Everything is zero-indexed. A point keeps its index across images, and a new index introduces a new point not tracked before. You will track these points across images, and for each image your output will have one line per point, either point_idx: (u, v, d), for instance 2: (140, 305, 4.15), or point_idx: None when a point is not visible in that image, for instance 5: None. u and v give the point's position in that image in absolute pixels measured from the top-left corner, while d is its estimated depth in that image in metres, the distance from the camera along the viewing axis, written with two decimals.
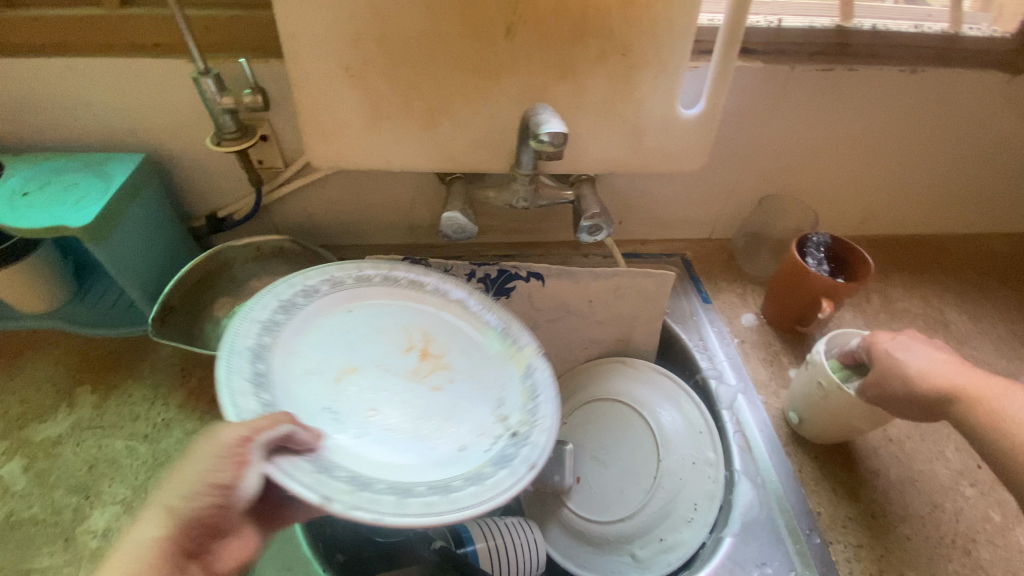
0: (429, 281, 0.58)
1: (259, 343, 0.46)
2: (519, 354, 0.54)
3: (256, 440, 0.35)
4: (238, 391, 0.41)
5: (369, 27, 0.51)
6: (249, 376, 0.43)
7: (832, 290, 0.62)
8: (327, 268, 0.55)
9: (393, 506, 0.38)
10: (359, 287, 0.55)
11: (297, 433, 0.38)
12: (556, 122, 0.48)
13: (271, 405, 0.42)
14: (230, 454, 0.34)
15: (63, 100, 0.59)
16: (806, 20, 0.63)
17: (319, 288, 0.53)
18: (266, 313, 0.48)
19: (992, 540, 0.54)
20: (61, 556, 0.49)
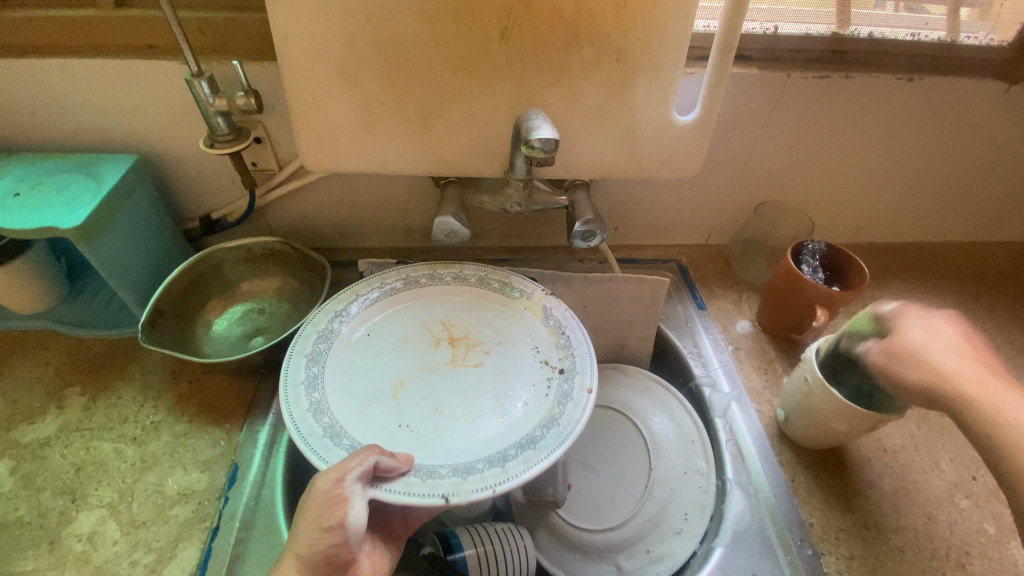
0: (422, 275, 0.62)
1: (309, 400, 0.50)
2: (531, 304, 0.60)
3: (347, 477, 0.40)
4: (325, 450, 0.46)
5: (363, 30, 0.51)
6: (322, 433, 0.48)
7: (827, 298, 0.61)
8: (326, 305, 0.58)
9: (502, 478, 0.45)
10: (366, 308, 0.59)
11: (381, 458, 0.43)
12: (548, 127, 0.48)
13: (357, 445, 0.48)
14: (333, 498, 0.39)
15: (56, 100, 0.59)
16: (802, 28, 0.63)
17: (332, 327, 0.56)
18: (299, 371, 0.52)
19: (987, 553, 0.54)
20: (46, 560, 0.49)
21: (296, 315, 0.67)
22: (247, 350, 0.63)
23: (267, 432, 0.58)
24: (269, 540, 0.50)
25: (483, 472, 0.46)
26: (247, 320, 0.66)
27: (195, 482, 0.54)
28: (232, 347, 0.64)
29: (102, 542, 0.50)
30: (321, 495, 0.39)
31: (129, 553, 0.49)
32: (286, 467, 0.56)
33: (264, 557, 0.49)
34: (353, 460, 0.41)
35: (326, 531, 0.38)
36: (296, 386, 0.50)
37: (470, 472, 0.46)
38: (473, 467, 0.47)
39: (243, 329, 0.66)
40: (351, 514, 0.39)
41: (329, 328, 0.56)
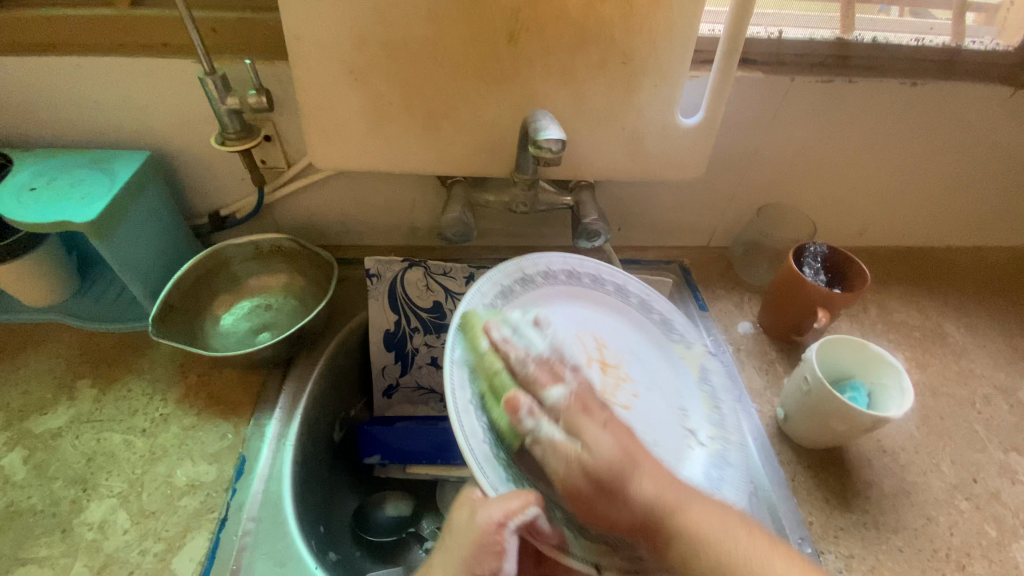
0: (584, 276, 0.60)
1: (475, 391, 0.45)
2: (690, 355, 0.60)
3: (509, 525, 0.38)
4: (487, 463, 0.42)
5: (373, 31, 0.52)
6: (484, 435, 0.43)
7: (828, 299, 0.62)
8: (494, 275, 0.54)
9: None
10: (525, 292, 0.56)
11: (541, 516, 0.39)
12: (554, 128, 0.48)
13: (513, 467, 0.44)
14: (487, 545, 0.38)
15: (71, 97, 0.60)
16: (806, 32, 0.63)
17: (495, 305, 0.53)
18: (466, 347, 0.47)
19: (987, 555, 0.54)
20: (58, 547, 0.50)
21: (303, 312, 0.68)
22: (254, 344, 0.64)
23: (274, 426, 0.59)
24: (276, 533, 0.51)
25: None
26: (254, 317, 0.67)
27: (203, 473, 0.55)
28: (240, 341, 0.65)
29: (113, 531, 0.51)
30: (481, 536, 0.38)
31: (139, 542, 0.50)
32: (293, 459, 0.57)
33: (272, 547, 0.50)
34: (518, 502, 0.39)
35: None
36: (466, 368, 0.46)
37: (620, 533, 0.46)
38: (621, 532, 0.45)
39: (250, 324, 0.67)
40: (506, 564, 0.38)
41: (494, 311, 0.52)
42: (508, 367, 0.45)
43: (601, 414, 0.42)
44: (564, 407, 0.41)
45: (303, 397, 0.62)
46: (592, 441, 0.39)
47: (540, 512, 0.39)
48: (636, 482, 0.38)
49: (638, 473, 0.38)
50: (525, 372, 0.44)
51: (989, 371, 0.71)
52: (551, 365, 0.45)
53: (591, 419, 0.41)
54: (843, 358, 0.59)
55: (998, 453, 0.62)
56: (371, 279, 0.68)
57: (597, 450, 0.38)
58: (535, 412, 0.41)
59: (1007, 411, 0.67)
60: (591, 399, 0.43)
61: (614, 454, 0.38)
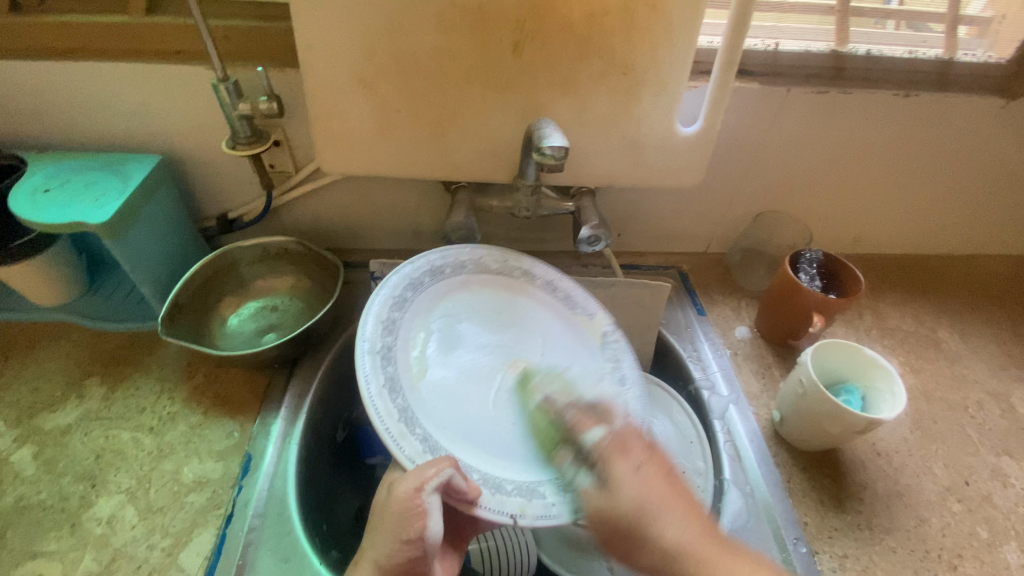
0: (495, 260, 0.63)
1: (385, 376, 0.50)
2: (592, 326, 0.64)
3: (425, 489, 0.41)
4: (399, 437, 0.47)
5: (382, 41, 0.54)
6: (396, 416, 0.48)
7: (824, 305, 0.63)
8: (402, 269, 0.57)
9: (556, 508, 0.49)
10: (435, 282, 0.59)
11: (457, 475, 0.44)
12: (558, 136, 0.50)
13: (425, 438, 0.49)
14: (410, 509, 0.41)
15: (87, 102, 0.62)
16: (802, 45, 0.65)
17: (407, 296, 0.56)
18: (376, 339, 0.51)
19: (979, 556, 0.55)
20: (67, 541, 0.51)
21: (309, 313, 0.69)
22: (260, 345, 0.65)
23: (280, 424, 0.60)
24: (281, 529, 0.52)
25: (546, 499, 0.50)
26: (260, 318, 0.69)
27: (210, 470, 0.56)
28: (246, 341, 0.66)
29: (121, 526, 0.52)
30: (400, 503, 0.41)
31: (146, 537, 0.51)
32: (298, 457, 0.58)
33: (277, 544, 0.51)
34: (430, 470, 0.42)
35: (406, 542, 0.40)
36: (376, 355, 0.50)
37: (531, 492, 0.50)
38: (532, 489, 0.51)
39: (256, 326, 0.68)
40: (430, 526, 0.41)
41: (404, 305, 0.55)
42: (548, 409, 0.53)
43: (661, 457, 0.44)
44: (599, 447, 0.45)
45: (309, 397, 0.63)
46: (625, 484, 0.41)
47: (455, 472, 0.43)
48: (665, 524, 0.39)
49: (668, 515, 0.40)
50: (563, 413, 0.52)
51: (981, 376, 0.72)
52: (580, 421, 0.49)
53: (625, 459, 0.42)
54: (837, 362, 0.60)
55: (990, 456, 0.64)
56: (376, 282, 0.69)
57: (622, 489, 0.41)
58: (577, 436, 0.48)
59: (999, 415, 0.68)
60: (635, 439, 0.44)
61: (659, 492, 0.41)
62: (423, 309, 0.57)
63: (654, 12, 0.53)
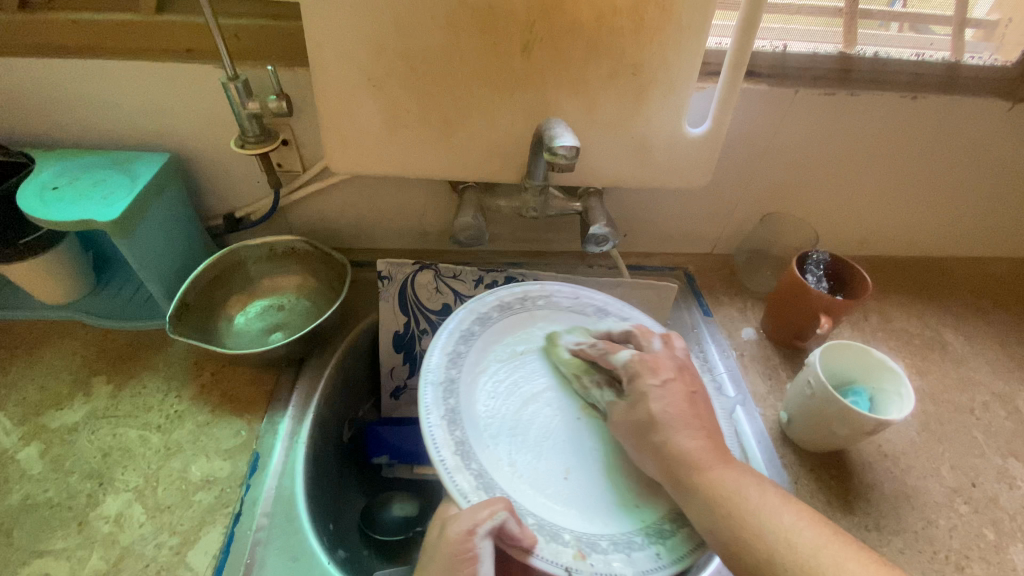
0: (549, 290, 0.63)
1: (447, 407, 0.49)
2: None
3: (478, 531, 0.40)
4: (452, 469, 0.45)
5: (393, 40, 0.54)
6: (452, 448, 0.46)
7: (830, 306, 0.63)
8: (471, 305, 0.58)
9: (632, 569, 0.42)
10: (503, 317, 0.59)
11: (510, 518, 0.41)
12: (568, 135, 0.50)
13: (479, 472, 0.46)
14: (460, 554, 0.40)
15: (96, 100, 0.62)
16: (810, 47, 0.65)
17: (473, 330, 0.56)
18: (439, 372, 0.51)
19: (986, 558, 0.55)
20: (75, 539, 0.51)
21: (315, 313, 0.69)
22: (267, 344, 0.65)
23: (287, 423, 0.60)
24: (288, 528, 0.52)
25: (606, 556, 0.43)
26: (267, 317, 0.69)
27: (217, 469, 0.56)
28: (253, 340, 0.66)
29: (128, 525, 0.52)
30: (452, 547, 0.40)
31: (154, 536, 0.51)
32: (306, 457, 0.58)
33: (285, 543, 0.51)
34: (484, 512, 0.41)
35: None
36: (439, 387, 0.50)
37: (595, 548, 0.44)
38: (596, 544, 0.44)
39: (263, 324, 0.68)
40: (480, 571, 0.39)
41: (467, 337, 0.55)
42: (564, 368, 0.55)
43: (687, 380, 0.48)
44: (632, 363, 0.49)
45: (315, 396, 0.63)
46: (655, 398, 0.47)
47: (509, 516, 0.41)
48: (679, 433, 0.45)
49: (683, 428, 0.45)
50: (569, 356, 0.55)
51: (987, 378, 0.72)
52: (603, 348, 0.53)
53: (652, 376, 0.48)
54: (844, 363, 0.60)
55: (996, 458, 0.64)
56: (382, 281, 0.69)
57: (649, 400, 0.47)
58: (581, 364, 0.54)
59: (1005, 417, 0.68)
60: (664, 362, 0.49)
61: (683, 403, 0.46)
62: (489, 343, 0.57)
63: (663, 13, 0.53)
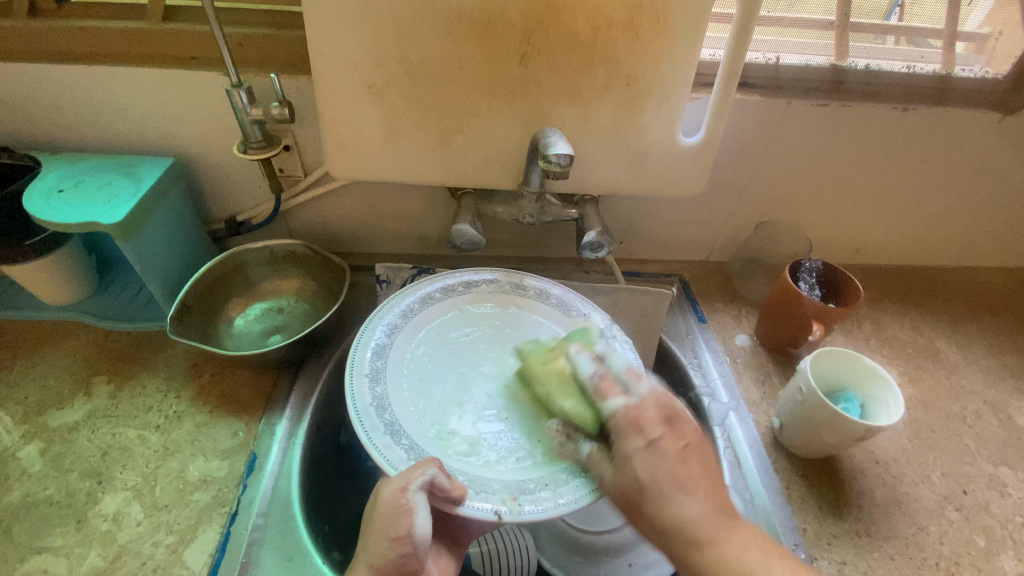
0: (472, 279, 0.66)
1: (374, 394, 0.52)
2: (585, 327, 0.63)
3: (410, 487, 0.43)
4: (384, 447, 0.48)
5: (393, 49, 0.55)
6: (383, 429, 0.49)
7: (822, 314, 0.64)
8: (393, 302, 0.60)
9: (561, 505, 0.46)
10: (427, 309, 0.61)
11: (440, 473, 0.44)
12: (563, 144, 0.51)
13: (413, 447, 0.49)
14: (397, 508, 0.42)
15: (103, 106, 0.63)
16: (802, 59, 0.66)
17: (396, 323, 0.59)
18: (365, 363, 0.54)
19: (976, 565, 0.55)
20: (73, 537, 0.51)
21: (314, 315, 0.70)
22: (266, 346, 0.66)
23: (285, 425, 0.60)
24: (286, 527, 0.53)
25: (532, 495, 0.47)
26: (267, 319, 0.70)
27: (215, 469, 0.57)
28: (252, 342, 0.67)
29: (126, 523, 0.52)
30: (387, 504, 0.43)
31: (152, 534, 0.52)
32: (303, 458, 0.59)
33: (281, 542, 0.52)
34: (415, 471, 0.44)
35: (395, 539, 0.42)
36: (365, 376, 0.53)
37: (522, 490, 0.47)
38: (525, 487, 0.48)
39: (263, 327, 0.69)
40: (418, 524, 0.42)
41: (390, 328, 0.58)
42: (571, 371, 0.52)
43: (682, 434, 0.46)
44: (616, 419, 0.46)
45: (312, 400, 0.63)
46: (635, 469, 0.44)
47: (438, 470, 0.44)
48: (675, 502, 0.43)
49: (692, 494, 0.43)
50: (602, 374, 0.50)
51: (979, 387, 0.73)
52: (629, 376, 0.50)
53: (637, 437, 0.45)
54: (836, 370, 0.61)
55: (988, 466, 0.64)
56: (381, 285, 0.70)
57: (635, 468, 0.44)
58: (606, 392, 0.48)
59: (997, 426, 0.69)
60: (631, 425, 0.45)
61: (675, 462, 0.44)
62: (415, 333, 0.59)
63: (657, 25, 0.55)
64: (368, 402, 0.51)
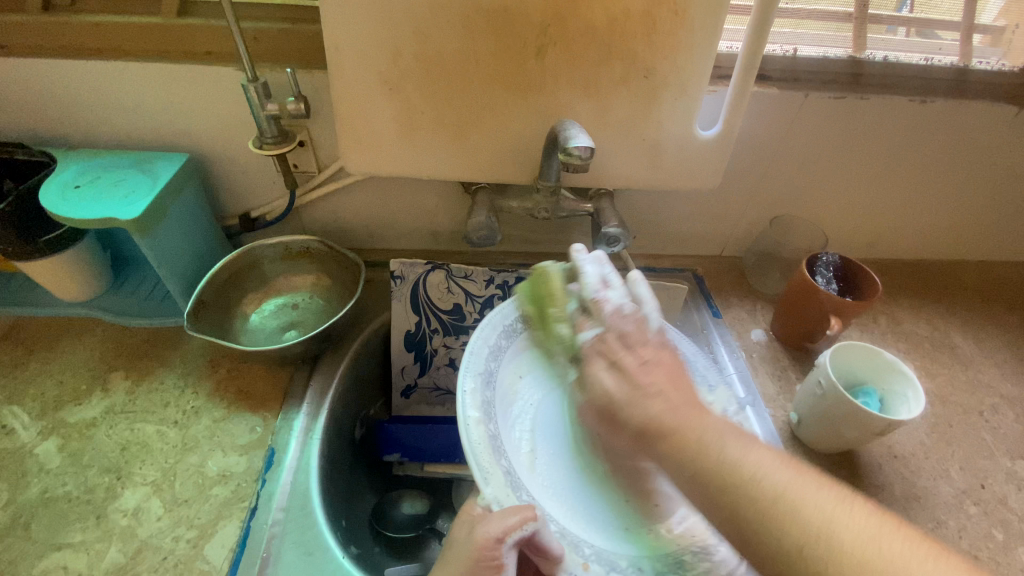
0: None
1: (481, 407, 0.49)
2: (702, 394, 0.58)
3: (506, 539, 0.41)
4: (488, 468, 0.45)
5: (410, 43, 0.55)
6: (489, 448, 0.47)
7: (841, 308, 0.64)
8: (500, 314, 0.57)
9: None
10: (537, 333, 0.59)
11: (540, 530, 0.42)
12: (582, 137, 0.51)
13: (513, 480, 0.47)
14: (490, 557, 0.41)
15: (118, 102, 0.63)
16: (819, 51, 0.66)
17: (501, 342, 0.56)
18: (474, 373, 0.51)
19: (996, 559, 0.55)
20: (93, 532, 0.51)
21: (329, 311, 0.70)
22: (281, 342, 0.66)
23: (303, 420, 0.60)
24: (305, 522, 0.53)
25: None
26: (282, 315, 0.69)
27: (234, 464, 0.57)
28: (268, 338, 0.67)
29: (146, 518, 0.52)
30: (479, 551, 0.41)
31: (172, 529, 0.52)
32: (320, 453, 0.59)
33: (301, 536, 0.52)
34: (516, 520, 0.41)
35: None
36: (475, 387, 0.50)
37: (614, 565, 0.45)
38: (617, 564, 0.46)
39: (278, 322, 0.69)
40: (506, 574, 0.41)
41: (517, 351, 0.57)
42: (562, 290, 0.55)
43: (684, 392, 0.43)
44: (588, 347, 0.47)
45: (329, 395, 0.63)
46: (646, 411, 0.41)
47: (539, 527, 0.42)
48: (655, 409, 0.41)
49: (654, 396, 0.42)
50: (587, 305, 0.51)
51: (996, 381, 0.72)
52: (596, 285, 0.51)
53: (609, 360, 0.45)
54: (854, 364, 0.61)
55: (1006, 460, 0.64)
56: (395, 281, 0.70)
57: (602, 385, 0.44)
58: (581, 326, 0.50)
59: (1014, 420, 0.68)
60: (616, 337, 0.47)
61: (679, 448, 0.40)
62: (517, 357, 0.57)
63: (676, 17, 0.54)
64: (477, 413, 0.49)
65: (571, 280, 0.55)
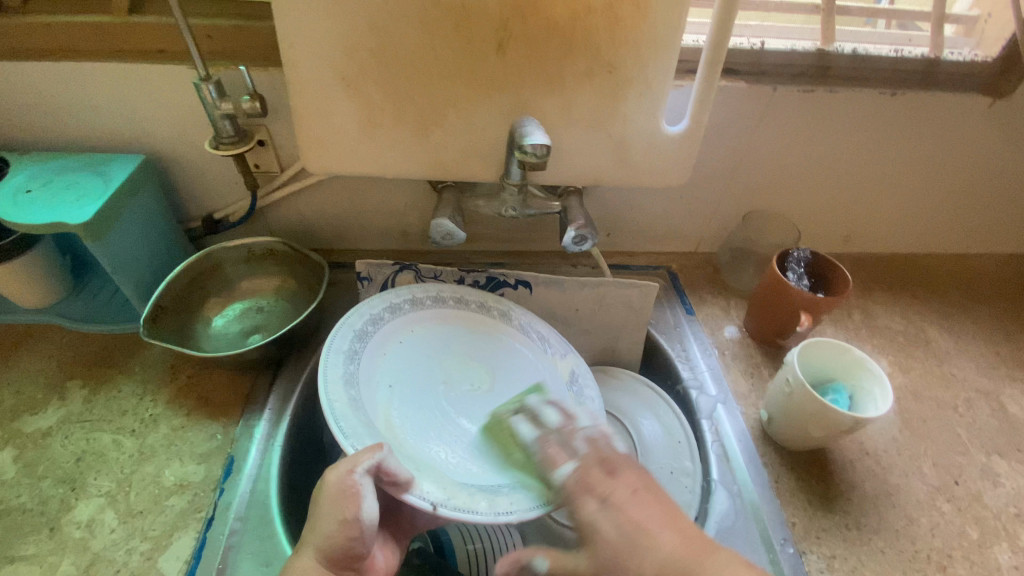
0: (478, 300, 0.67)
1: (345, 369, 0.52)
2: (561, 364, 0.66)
3: (358, 469, 0.42)
4: (342, 420, 0.47)
5: (366, 39, 0.54)
6: (347, 399, 0.49)
7: (811, 304, 0.63)
8: (386, 294, 0.61)
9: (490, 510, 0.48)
10: (415, 311, 0.63)
11: (390, 456, 0.44)
12: (541, 134, 0.49)
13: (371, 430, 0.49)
14: (344, 491, 0.41)
15: (70, 102, 0.61)
16: (788, 43, 0.65)
17: (384, 313, 0.60)
18: (346, 342, 0.54)
19: (968, 557, 0.55)
20: (45, 546, 0.50)
21: (294, 314, 0.69)
22: (244, 346, 0.65)
23: (264, 426, 0.59)
24: (264, 530, 0.52)
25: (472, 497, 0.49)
26: (246, 319, 0.68)
27: (192, 473, 0.55)
28: (230, 343, 0.66)
29: (100, 530, 0.51)
30: (333, 486, 0.41)
31: (127, 541, 0.51)
32: (282, 460, 0.57)
33: (259, 546, 0.50)
34: (364, 453, 0.43)
35: (344, 523, 0.40)
36: (340, 352, 0.52)
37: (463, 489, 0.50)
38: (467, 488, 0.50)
39: (241, 327, 0.67)
40: (366, 510, 0.41)
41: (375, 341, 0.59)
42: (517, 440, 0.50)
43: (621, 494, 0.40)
44: (570, 485, 0.42)
45: (293, 399, 0.62)
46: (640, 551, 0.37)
47: (389, 454, 0.44)
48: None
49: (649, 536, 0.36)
50: (543, 444, 0.46)
51: (971, 375, 0.72)
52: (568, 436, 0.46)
53: (592, 496, 0.40)
54: (824, 361, 0.60)
55: (979, 456, 0.63)
56: (362, 282, 0.68)
57: (600, 534, 0.37)
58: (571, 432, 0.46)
59: (988, 415, 0.68)
60: (599, 465, 0.42)
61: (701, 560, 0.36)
62: (396, 333, 0.60)
63: (637, 10, 0.53)
64: (340, 376, 0.51)
65: (521, 416, 0.52)
